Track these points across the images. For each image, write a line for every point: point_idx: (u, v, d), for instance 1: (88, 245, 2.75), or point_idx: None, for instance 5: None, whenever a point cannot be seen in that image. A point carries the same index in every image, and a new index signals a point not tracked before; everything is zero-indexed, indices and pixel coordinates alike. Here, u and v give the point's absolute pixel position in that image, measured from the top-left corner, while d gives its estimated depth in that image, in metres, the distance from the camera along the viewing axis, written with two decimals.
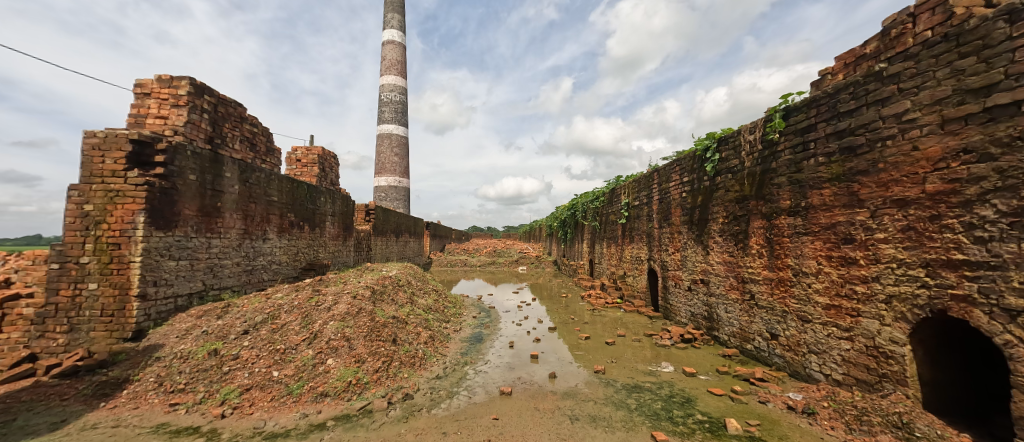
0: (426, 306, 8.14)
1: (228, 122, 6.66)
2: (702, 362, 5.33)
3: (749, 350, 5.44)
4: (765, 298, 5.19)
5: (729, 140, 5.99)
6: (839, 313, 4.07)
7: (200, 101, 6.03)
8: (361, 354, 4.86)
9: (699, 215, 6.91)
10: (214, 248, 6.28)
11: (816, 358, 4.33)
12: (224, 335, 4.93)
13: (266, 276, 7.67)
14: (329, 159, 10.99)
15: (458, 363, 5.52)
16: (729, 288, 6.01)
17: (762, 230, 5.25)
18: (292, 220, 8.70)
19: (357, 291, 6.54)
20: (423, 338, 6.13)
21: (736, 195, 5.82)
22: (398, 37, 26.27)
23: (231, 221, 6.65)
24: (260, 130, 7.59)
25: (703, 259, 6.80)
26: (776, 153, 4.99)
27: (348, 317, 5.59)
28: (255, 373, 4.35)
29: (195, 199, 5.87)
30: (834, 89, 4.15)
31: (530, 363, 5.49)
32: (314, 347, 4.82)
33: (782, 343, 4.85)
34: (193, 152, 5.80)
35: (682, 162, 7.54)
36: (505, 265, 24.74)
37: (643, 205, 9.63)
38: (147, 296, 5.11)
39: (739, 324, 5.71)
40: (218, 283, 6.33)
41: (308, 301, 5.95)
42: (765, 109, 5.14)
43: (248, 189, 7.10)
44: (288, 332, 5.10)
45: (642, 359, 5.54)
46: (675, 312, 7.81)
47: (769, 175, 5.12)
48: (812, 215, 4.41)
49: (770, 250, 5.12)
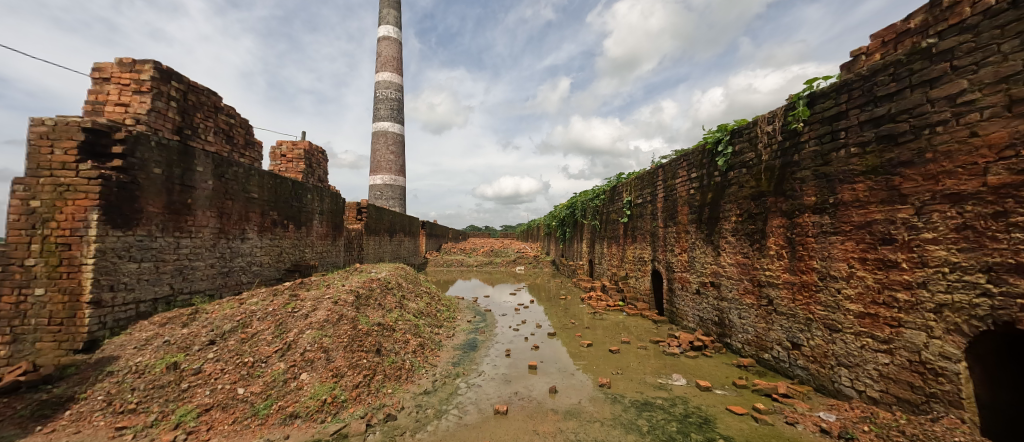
0: (417, 310, 7.65)
1: (201, 112, 6.14)
2: (717, 374, 4.87)
3: (767, 360, 5.00)
4: (786, 305, 4.75)
5: (743, 132, 5.53)
6: (875, 323, 3.63)
7: (166, 88, 5.50)
8: (340, 367, 4.36)
9: (709, 213, 6.45)
10: (184, 249, 5.76)
11: (847, 372, 3.90)
12: (187, 347, 4.40)
13: (244, 278, 7.14)
14: (316, 155, 10.46)
15: (448, 375, 5.03)
16: (743, 293, 5.57)
17: (782, 229, 4.79)
18: (274, 218, 8.17)
19: (340, 295, 6.04)
20: (411, 348, 5.64)
21: (752, 191, 5.36)
22: (393, 32, 25.70)
23: (203, 219, 6.12)
24: (238, 122, 7.06)
25: (713, 261, 6.35)
26: (798, 144, 4.53)
27: (328, 325, 5.08)
28: (218, 391, 3.82)
29: (160, 195, 5.35)
30: (869, 71, 3.69)
31: (528, 374, 5.01)
32: (287, 360, 4.31)
33: (805, 354, 4.42)
34: (158, 144, 5.28)
35: (690, 157, 7.09)
36: (502, 265, 24.22)
37: (647, 203, 9.15)
38: (102, 303, 4.57)
39: (755, 331, 5.26)
40: (189, 287, 5.82)
41: (284, 307, 5.42)
42: (787, 96, 4.66)
43: (223, 185, 6.58)
44: (259, 342, 4.58)
45: (650, 371, 5.07)
46: (682, 316, 7.35)
47: (790, 169, 4.66)
48: (842, 212, 3.97)
49: (791, 252, 4.67)
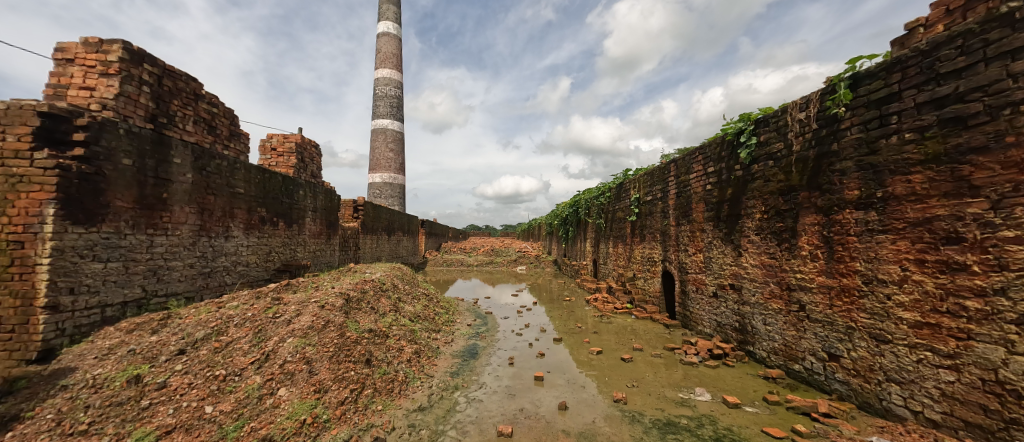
0: (413, 313, 7.19)
1: (179, 99, 5.65)
2: (744, 388, 4.40)
3: (798, 372, 4.53)
4: (821, 311, 4.27)
5: (771, 121, 5.04)
6: (936, 335, 3.16)
7: (138, 71, 5.02)
8: (324, 381, 3.89)
9: (728, 210, 5.97)
10: (159, 248, 5.29)
11: (898, 389, 3.43)
12: (153, 357, 3.90)
13: (228, 279, 6.65)
14: (309, 149, 9.97)
15: (446, 388, 4.55)
16: (768, 297, 5.09)
17: (817, 227, 4.31)
18: (262, 215, 7.69)
19: (328, 299, 5.55)
20: (405, 356, 5.17)
21: (780, 186, 4.87)
22: (393, 28, 25.21)
23: (181, 215, 5.64)
24: (222, 111, 6.58)
25: (733, 262, 5.87)
26: (837, 132, 4.05)
27: (312, 333, 4.58)
28: (182, 409, 3.31)
29: (130, 189, 4.88)
30: (930, 45, 3.22)
31: (534, 387, 4.53)
32: (264, 373, 3.82)
33: (845, 367, 3.95)
34: (128, 132, 4.81)
35: (707, 150, 6.60)
36: (503, 265, 23.77)
37: (657, 200, 8.67)
38: (60, 307, 4.09)
39: (783, 340, 4.79)
40: (164, 290, 5.35)
41: (265, 312, 4.91)
42: (824, 78, 4.18)
43: (204, 178, 6.11)
44: (234, 353, 4.08)
45: (668, 383, 4.59)
46: (697, 321, 6.87)
47: (827, 159, 4.18)
48: (894, 207, 3.48)
49: (828, 253, 4.18)
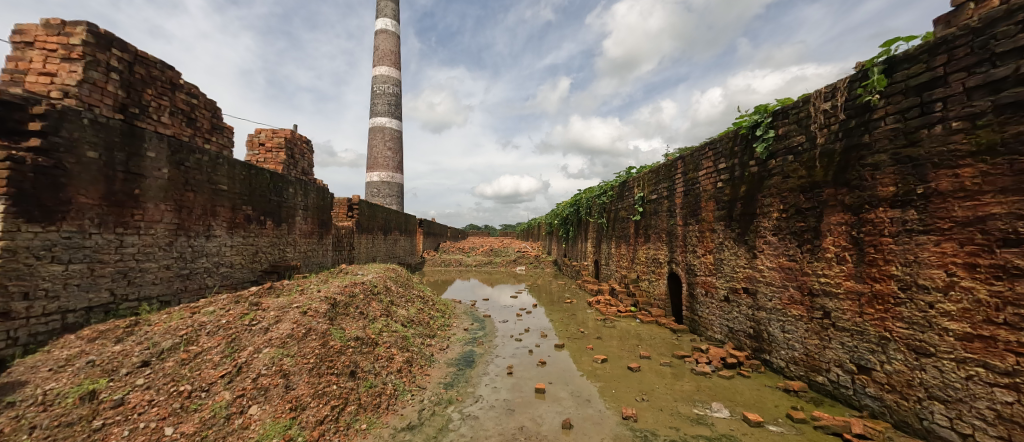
0: (407, 318, 6.82)
1: (152, 88, 5.26)
2: (764, 403, 4.05)
3: (822, 384, 4.18)
4: (849, 319, 3.91)
5: (791, 112, 4.67)
6: (991, 349, 2.79)
7: (106, 56, 4.63)
8: (301, 397, 3.51)
9: (741, 209, 5.61)
10: (129, 248, 4.89)
11: (942, 408, 3.08)
12: (113, 370, 3.44)
13: (209, 281, 6.26)
14: (299, 145, 9.58)
15: (438, 403, 4.17)
16: (787, 302, 4.72)
17: (845, 227, 3.94)
18: (248, 213, 7.30)
19: (312, 304, 5.15)
20: (395, 367, 4.79)
21: (801, 182, 4.50)
22: (392, 25, 24.82)
23: (155, 213, 5.25)
24: (202, 102, 6.19)
25: (747, 265, 5.50)
26: (869, 123, 3.69)
27: (291, 342, 4.18)
28: (138, 431, 2.89)
29: (96, 184, 4.48)
30: (984, 21, 2.85)
31: (535, 401, 4.16)
32: (234, 388, 3.42)
33: (878, 381, 3.60)
34: (93, 122, 4.42)
35: (717, 145, 6.23)
36: (503, 265, 23.41)
37: (662, 199, 8.30)
38: (11, 314, 3.69)
39: (805, 349, 4.43)
40: (136, 294, 4.95)
41: (241, 319, 4.49)
42: (855, 64, 3.80)
43: (182, 174, 5.72)
44: (203, 365, 3.65)
45: (680, 396, 4.22)
46: (706, 326, 6.51)
47: (857, 152, 3.81)
48: (938, 204, 3.11)
49: (858, 255, 3.81)
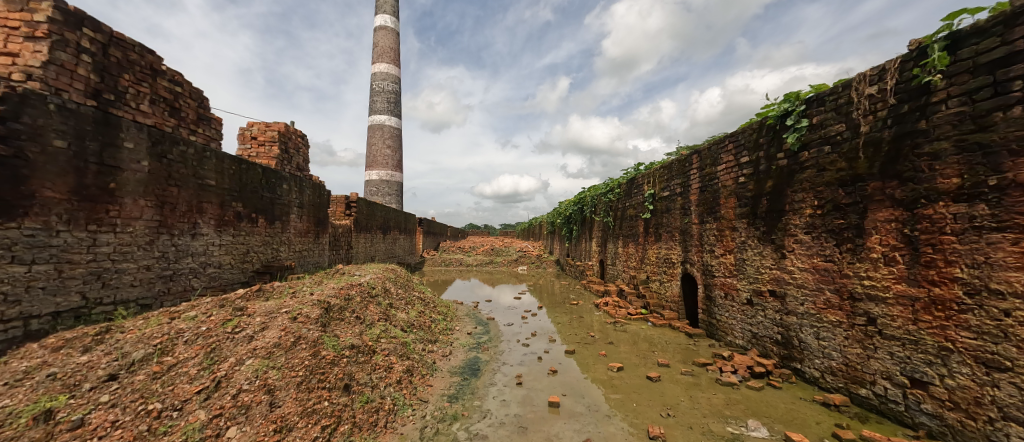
0: (407, 321, 6.43)
1: (130, 73, 4.85)
2: (803, 419, 3.66)
3: (866, 398, 3.78)
4: (899, 327, 3.51)
5: (827, 99, 4.29)
6: None
7: (76, 36, 4.22)
8: (287, 416, 3.11)
9: (767, 205, 5.21)
10: (104, 247, 4.46)
11: (1021, 431, 2.68)
12: (75, 384, 2.95)
13: (196, 283, 5.84)
14: (294, 139, 9.16)
15: (442, 419, 3.77)
16: (822, 307, 4.32)
17: (894, 225, 3.54)
18: (238, 211, 6.88)
19: (303, 308, 4.73)
20: (395, 377, 4.40)
21: (840, 176, 4.09)
22: (391, 20, 24.39)
23: (133, 209, 4.83)
24: (187, 91, 5.78)
25: (774, 265, 5.10)
26: (927, 106, 3.28)
27: (278, 352, 3.77)
28: None
29: (64, 177, 4.06)
30: None
31: (550, 417, 3.76)
32: (210, 407, 3.00)
33: (936, 397, 3.21)
34: (60, 108, 4.00)
35: (739, 138, 5.84)
36: (504, 265, 23.03)
37: (675, 196, 7.90)
38: None
39: (844, 358, 4.03)
40: (111, 297, 4.53)
41: (223, 326, 4.07)
42: (911, 41, 3.41)
43: (164, 167, 5.29)
44: (177, 379, 3.22)
45: (709, 411, 3.83)
46: (725, 331, 6.12)
47: (911, 140, 3.41)
48: (1016, 197, 2.71)
49: (911, 255, 3.41)
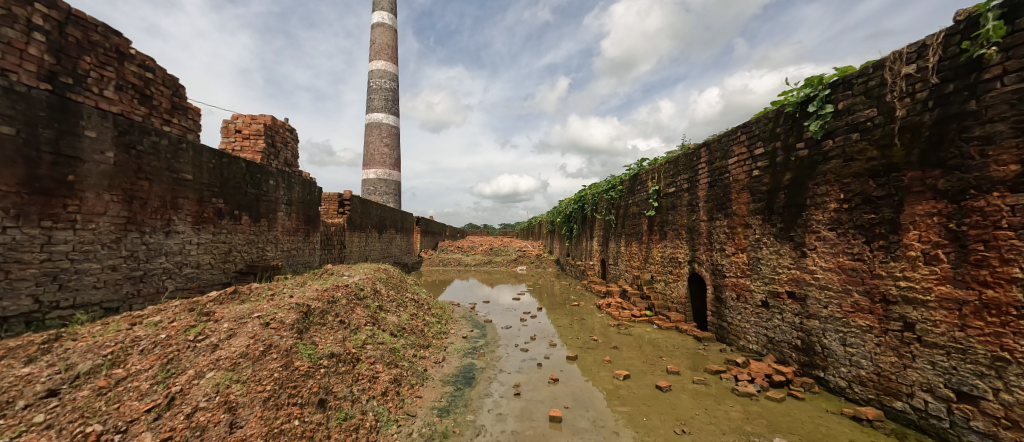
0: (398, 325, 6.05)
1: (91, 56, 4.46)
2: (833, 436, 3.29)
3: (902, 412, 3.41)
4: (943, 334, 3.13)
5: (855, 82, 3.91)
6: None
7: (27, 11, 3.83)
8: (250, 438, 2.72)
9: (785, 199, 4.82)
10: (60, 246, 4.06)
11: None
12: (7, 402, 2.48)
13: (170, 285, 5.44)
14: (281, 133, 8.75)
15: (431, 437, 3.38)
16: (849, 310, 3.94)
17: (938, 219, 3.16)
18: (219, 207, 6.47)
19: (277, 313, 4.33)
20: (379, 389, 4.02)
21: (871, 165, 3.71)
22: (388, 17, 23.98)
23: (96, 204, 4.41)
24: (159, 77, 5.38)
25: (793, 264, 4.72)
26: (978, 84, 2.90)
27: (245, 363, 3.37)
28: None
29: (12, 167, 3.65)
30: None
31: (550, 434, 3.37)
32: (159, 429, 2.59)
33: (989, 414, 2.83)
34: (6, 90, 3.60)
35: (753, 128, 5.46)
36: (503, 265, 22.65)
37: (681, 192, 7.53)
38: None
39: (875, 367, 3.65)
40: (70, 300, 4.13)
41: (185, 333, 3.67)
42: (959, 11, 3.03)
43: (134, 159, 4.89)
44: (125, 396, 2.82)
45: (727, 428, 3.44)
46: (738, 335, 5.74)
47: (957, 123, 3.03)
48: None
49: (959, 254, 3.03)
